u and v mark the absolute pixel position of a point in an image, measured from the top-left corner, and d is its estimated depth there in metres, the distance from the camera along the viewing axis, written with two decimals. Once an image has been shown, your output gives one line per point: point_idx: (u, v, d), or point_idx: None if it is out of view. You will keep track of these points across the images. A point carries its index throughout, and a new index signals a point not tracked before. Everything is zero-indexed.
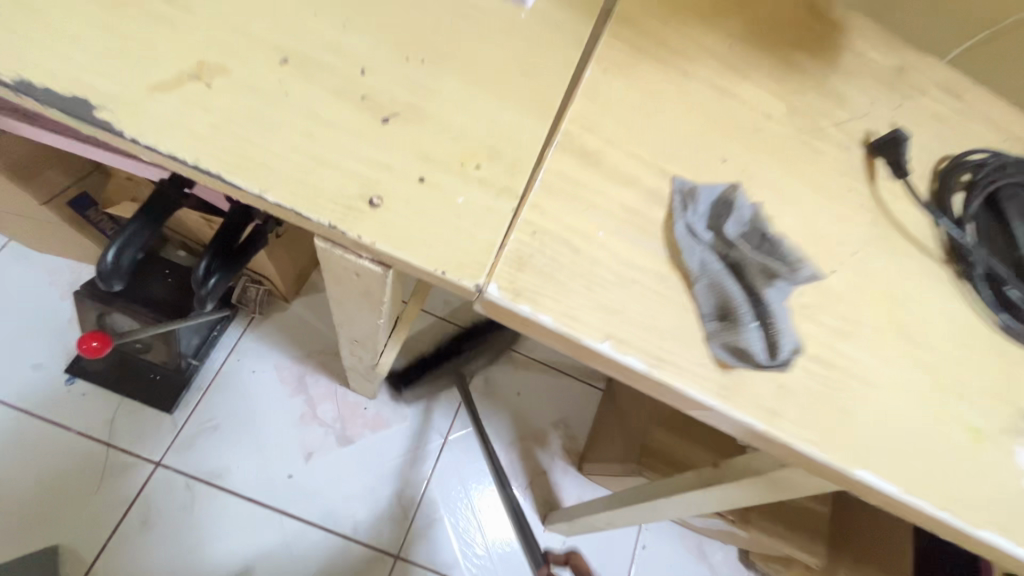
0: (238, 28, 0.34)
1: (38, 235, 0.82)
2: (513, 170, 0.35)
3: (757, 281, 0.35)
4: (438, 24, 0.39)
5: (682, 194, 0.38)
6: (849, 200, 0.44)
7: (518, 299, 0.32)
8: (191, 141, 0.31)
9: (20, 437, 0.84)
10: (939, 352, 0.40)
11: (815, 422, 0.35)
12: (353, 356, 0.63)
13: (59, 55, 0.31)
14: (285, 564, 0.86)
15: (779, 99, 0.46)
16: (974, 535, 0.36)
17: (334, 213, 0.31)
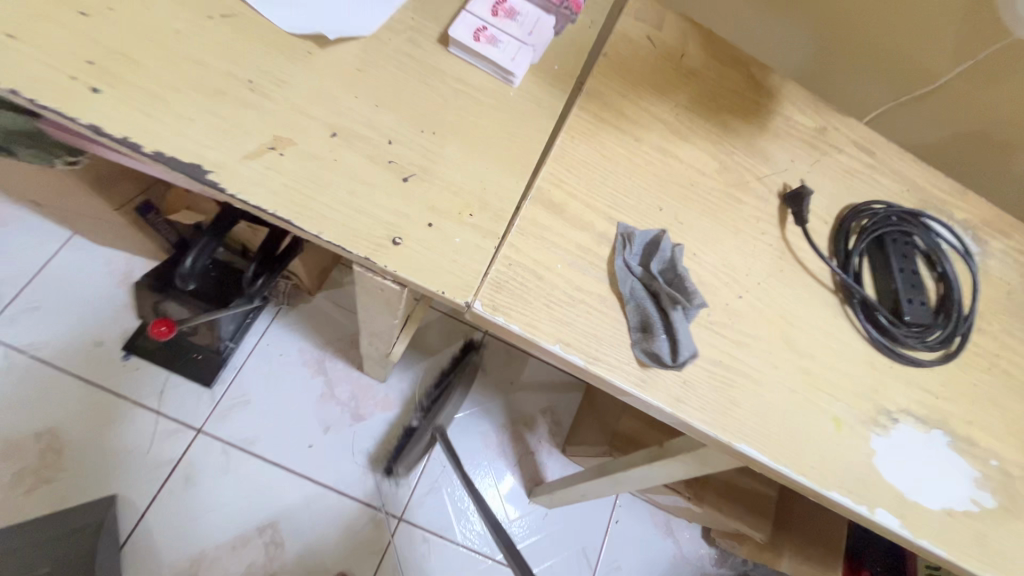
0: (301, 110, 0.47)
1: (103, 232, 0.96)
2: (498, 217, 0.48)
3: (668, 305, 0.48)
4: (447, 103, 0.51)
5: (623, 237, 0.50)
6: (761, 240, 0.56)
7: (495, 312, 0.45)
8: (271, 195, 0.44)
9: (82, 403, 0.98)
10: (817, 361, 0.53)
11: (710, 408, 0.48)
12: (370, 346, 0.77)
13: (178, 130, 0.44)
14: (304, 520, 1.00)
15: (712, 158, 0.58)
16: (826, 495, 0.49)
17: (368, 248, 0.44)
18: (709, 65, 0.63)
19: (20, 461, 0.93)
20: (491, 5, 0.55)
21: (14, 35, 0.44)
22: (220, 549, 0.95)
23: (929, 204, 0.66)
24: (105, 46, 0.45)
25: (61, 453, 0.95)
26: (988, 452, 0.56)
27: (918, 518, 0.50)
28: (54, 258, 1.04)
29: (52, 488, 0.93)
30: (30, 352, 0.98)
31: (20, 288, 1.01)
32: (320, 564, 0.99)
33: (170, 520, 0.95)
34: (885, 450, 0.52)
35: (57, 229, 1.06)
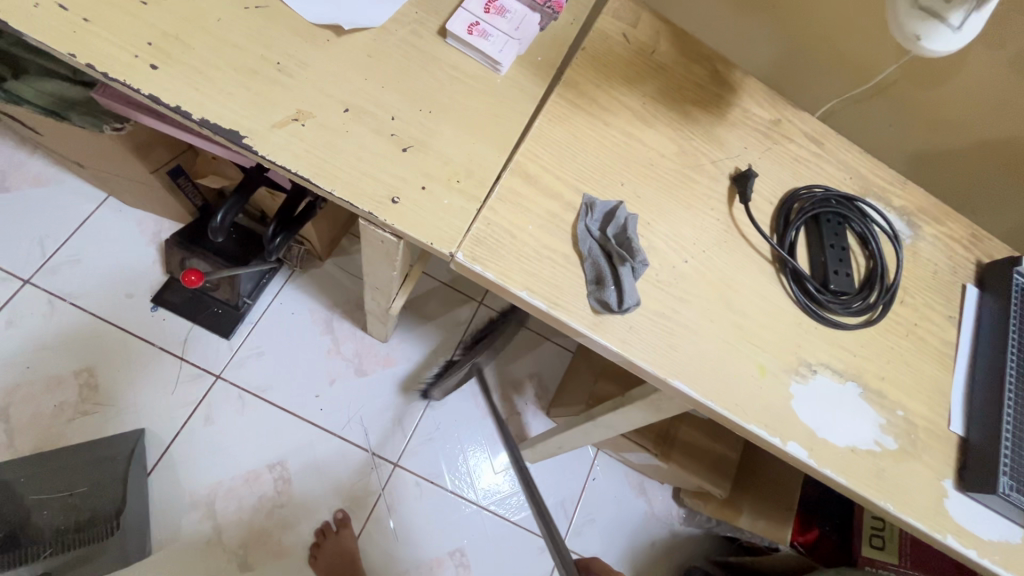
0: (320, 89, 0.57)
1: (137, 194, 1.06)
2: (480, 184, 0.58)
3: (619, 263, 0.57)
4: (442, 86, 0.61)
5: (586, 205, 0.60)
6: (710, 214, 0.65)
7: (474, 262, 0.55)
8: (293, 157, 0.54)
9: (115, 347, 1.09)
10: (750, 318, 0.62)
11: (650, 350, 0.58)
12: (373, 301, 0.87)
13: (219, 102, 0.54)
14: (311, 461, 1.12)
15: (672, 143, 0.67)
16: (746, 427, 0.58)
17: (371, 204, 0.54)
18: (677, 60, 0.71)
19: (62, 395, 1.05)
20: (484, 3, 0.64)
21: (89, 19, 0.54)
22: (234, 481, 1.07)
23: (869, 190, 0.74)
24: (161, 30, 0.55)
25: (96, 390, 1.07)
26: (896, 404, 0.65)
27: (825, 452, 0.60)
28: (91, 217, 1.15)
29: (88, 420, 1.05)
30: (69, 300, 1.10)
31: (61, 242, 1.12)
32: (323, 499, 1.10)
33: (191, 453, 1.07)
34: (802, 395, 0.61)
35: (94, 191, 1.17)
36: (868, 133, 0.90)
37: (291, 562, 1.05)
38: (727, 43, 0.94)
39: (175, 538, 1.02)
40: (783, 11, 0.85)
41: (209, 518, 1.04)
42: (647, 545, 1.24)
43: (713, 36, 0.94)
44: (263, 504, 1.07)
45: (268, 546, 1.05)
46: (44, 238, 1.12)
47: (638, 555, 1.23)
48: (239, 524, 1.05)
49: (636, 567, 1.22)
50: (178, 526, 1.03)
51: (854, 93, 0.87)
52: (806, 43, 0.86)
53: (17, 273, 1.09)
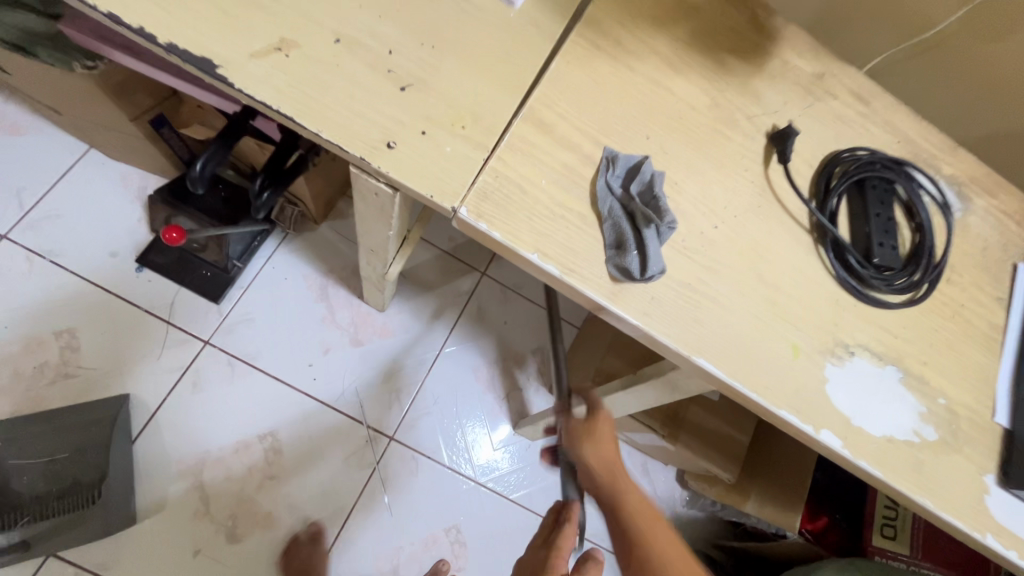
0: (307, 15, 0.50)
1: (118, 144, 0.99)
2: (489, 131, 0.51)
3: (642, 226, 0.51)
4: (448, 18, 0.53)
5: (607, 160, 0.53)
6: (743, 176, 0.58)
7: (479, 219, 0.48)
8: (275, 92, 0.47)
9: (99, 308, 1.04)
10: (783, 292, 0.56)
11: (673, 324, 0.52)
12: (368, 265, 0.81)
13: (190, 25, 0.47)
14: (303, 432, 1.07)
15: (704, 94, 0.60)
16: (774, 412, 0.53)
17: (364, 149, 0.47)
18: (711, 2, 0.64)
19: (41, 355, 1.00)
20: None
21: None
22: (223, 451, 1.03)
23: (918, 156, 0.67)
24: None
25: (78, 351, 1.01)
26: (938, 391, 0.59)
27: (860, 441, 0.54)
28: (72, 169, 1.08)
29: (69, 383, 1.00)
30: (50, 258, 1.04)
31: (40, 196, 1.06)
32: (314, 472, 1.06)
33: (178, 420, 1.03)
34: (837, 378, 0.55)
35: (74, 142, 1.10)
36: (910, 92, 0.83)
37: (281, 534, 1.02)
38: None
39: (161, 507, 0.98)
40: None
41: (196, 488, 1.00)
42: None
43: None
44: (253, 475, 1.03)
45: (257, 518, 1.01)
46: (22, 191, 1.05)
47: None
48: (228, 494, 1.01)
49: None
50: (165, 494, 0.99)
51: (898, 46, 0.79)
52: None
53: None
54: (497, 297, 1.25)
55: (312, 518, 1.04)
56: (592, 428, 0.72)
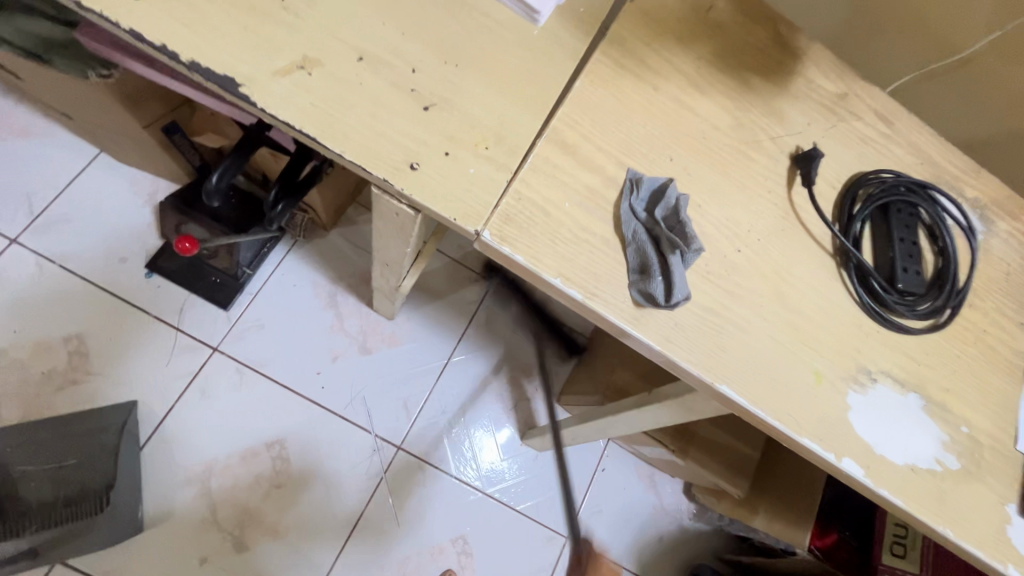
0: (330, 32, 0.49)
1: (130, 149, 0.99)
2: (512, 152, 0.50)
3: (666, 251, 0.50)
4: (471, 36, 0.52)
5: (631, 182, 0.52)
6: (767, 198, 0.58)
7: (502, 242, 0.48)
8: (297, 112, 0.46)
9: (107, 314, 1.03)
10: (806, 317, 0.55)
11: (697, 351, 0.51)
12: (381, 278, 0.80)
13: (212, 42, 0.46)
14: (310, 440, 1.07)
15: (728, 114, 0.59)
16: (797, 441, 0.52)
17: (387, 170, 0.47)
18: (735, 20, 0.63)
19: (49, 361, 0.99)
20: None
21: None
22: (230, 459, 1.03)
23: (941, 178, 0.66)
24: None
25: (86, 357, 1.01)
26: (960, 419, 0.58)
27: (883, 470, 0.54)
28: (82, 174, 1.08)
29: (76, 389, 0.99)
30: (59, 262, 1.03)
31: (50, 200, 1.05)
32: (322, 481, 1.05)
33: (185, 427, 1.02)
34: (859, 406, 0.55)
35: (85, 146, 1.09)
36: (936, 113, 0.82)
37: (288, 544, 1.01)
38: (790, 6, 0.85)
39: (169, 516, 0.98)
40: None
41: (203, 496, 1.00)
42: (655, 539, 1.20)
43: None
44: (260, 483, 1.03)
45: (265, 527, 1.01)
46: (32, 195, 1.05)
47: (644, 549, 1.19)
48: (235, 502, 1.01)
49: (643, 561, 1.18)
50: (173, 502, 0.99)
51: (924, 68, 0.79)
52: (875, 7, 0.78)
53: (4, 231, 1.02)
54: (505, 305, 1.24)
55: (318, 528, 1.03)
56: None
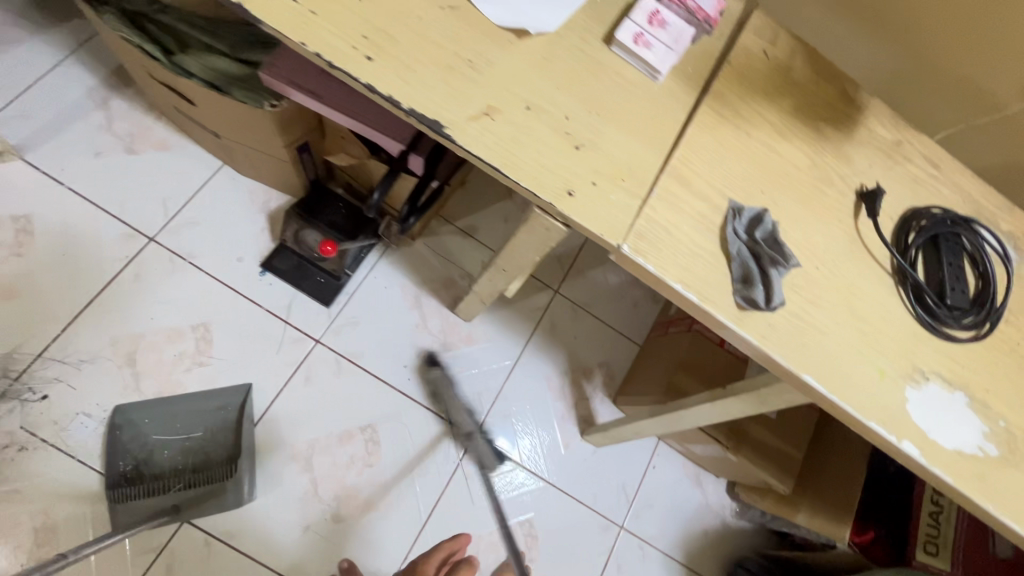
0: (506, 87, 0.63)
1: (259, 163, 1.13)
2: (641, 183, 0.63)
3: (766, 266, 0.63)
4: (609, 90, 0.66)
5: (734, 210, 0.66)
6: (838, 226, 0.70)
7: (638, 255, 0.61)
8: (486, 149, 0.60)
9: (226, 306, 1.17)
10: (871, 324, 0.68)
11: (787, 347, 0.63)
12: (490, 283, 0.93)
13: (423, 92, 0.60)
14: (397, 425, 1.19)
15: (805, 156, 0.72)
16: (865, 423, 0.64)
17: (551, 196, 0.60)
18: (811, 78, 0.76)
19: (180, 345, 1.13)
20: (648, 14, 0.69)
21: (315, 11, 0.59)
22: (330, 439, 1.15)
23: (980, 214, 0.78)
24: (374, 25, 0.61)
25: (210, 343, 1.14)
26: (998, 415, 0.69)
27: (936, 453, 0.65)
28: (208, 183, 1.22)
29: (201, 371, 1.12)
30: (189, 259, 1.17)
31: (182, 205, 1.20)
32: (407, 463, 1.18)
33: (291, 409, 1.15)
34: (915, 399, 0.66)
35: (211, 158, 1.24)
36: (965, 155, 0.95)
37: (378, 517, 1.13)
38: (843, 61, 0.96)
39: (277, 487, 1.10)
40: (908, 40, 0.88)
41: (306, 471, 1.12)
42: (700, 532, 1.31)
43: (825, 46, 0.96)
44: (354, 462, 1.15)
45: (358, 502, 1.13)
46: (167, 199, 1.19)
47: (691, 541, 1.30)
48: (334, 477, 1.13)
49: (689, 553, 1.29)
50: (280, 475, 1.11)
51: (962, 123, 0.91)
52: (923, 75, 0.90)
53: (143, 230, 1.17)
54: (568, 312, 1.37)
55: (403, 505, 1.15)
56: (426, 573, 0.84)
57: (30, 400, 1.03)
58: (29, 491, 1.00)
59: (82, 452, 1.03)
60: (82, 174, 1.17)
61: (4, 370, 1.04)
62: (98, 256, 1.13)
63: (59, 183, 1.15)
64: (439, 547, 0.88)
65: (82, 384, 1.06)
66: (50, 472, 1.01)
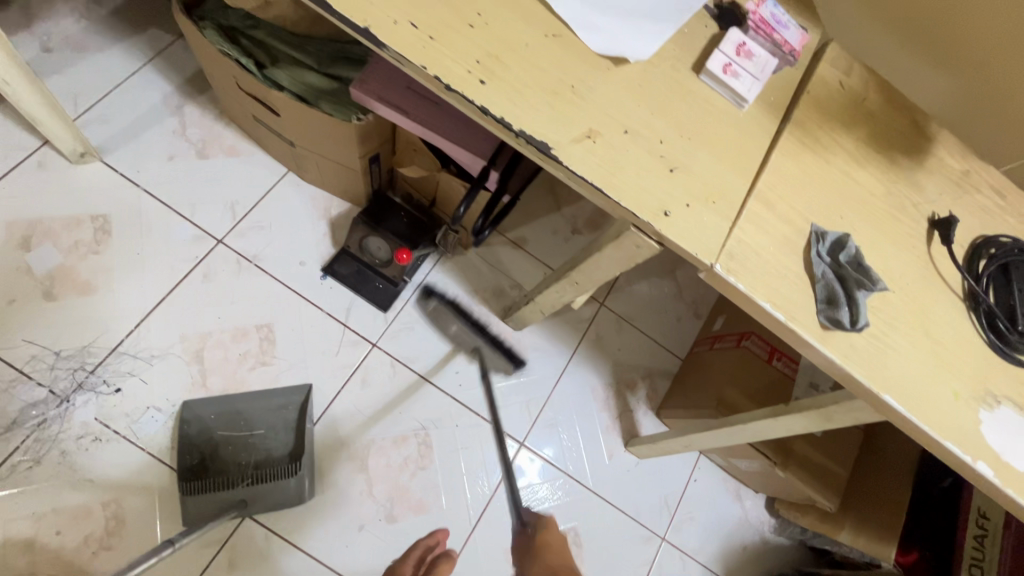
0: (605, 111, 0.66)
1: (327, 172, 1.18)
2: (731, 206, 0.67)
3: (852, 288, 0.66)
4: (699, 116, 0.69)
5: (816, 234, 0.69)
6: (913, 251, 0.73)
7: (728, 273, 0.64)
8: (589, 170, 0.63)
9: (289, 308, 1.21)
10: (946, 347, 0.70)
11: (868, 367, 0.66)
12: (556, 294, 0.97)
13: (531, 115, 0.64)
14: (449, 430, 1.22)
15: (881, 184, 0.75)
16: (942, 444, 0.66)
17: (649, 215, 0.64)
18: (884, 109, 0.79)
19: (245, 345, 1.17)
20: (736, 46, 0.72)
21: (433, 37, 0.64)
22: (385, 441, 1.18)
23: None
24: (486, 50, 0.65)
25: (273, 343, 1.18)
26: None
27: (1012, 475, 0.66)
28: (273, 189, 1.27)
29: (265, 370, 1.16)
30: (255, 261, 1.21)
31: (249, 209, 1.24)
32: (458, 467, 1.21)
33: (348, 411, 1.18)
34: (989, 421, 0.68)
35: (276, 165, 1.29)
36: None
37: (429, 519, 1.16)
38: (905, 84, 0.93)
39: (333, 487, 1.13)
40: (981, 73, 0.85)
41: (361, 471, 1.16)
42: (740, 547, 1.32)
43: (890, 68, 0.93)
44: (407, 465, 1.18)
45: (411, 503, 1.16)
46: (235, 204, 1.24)
47: (731, 555, 1.31)
48: (388, 478, 1.16)
49: (729, 567, 1.30)
50: (337, 475, 1.14)
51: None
52: (1003, 110, 0.86)
53: (212, 233, 1.21)
54: (613, 324, 1.40)
55: (454, 508, 1.18)
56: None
57: (104, 392, 1.07)
58: (101, 481, 1.04)
59: (152, 444, 1.07)
60: (157, 177, 1.21)
61: (81, 362, 1.08)
62: (170, 256, 1.18)
63: (135, 185, 1.20)
64: None
65: (153, 378, 1.10)
66: (122, 462, 1.05)
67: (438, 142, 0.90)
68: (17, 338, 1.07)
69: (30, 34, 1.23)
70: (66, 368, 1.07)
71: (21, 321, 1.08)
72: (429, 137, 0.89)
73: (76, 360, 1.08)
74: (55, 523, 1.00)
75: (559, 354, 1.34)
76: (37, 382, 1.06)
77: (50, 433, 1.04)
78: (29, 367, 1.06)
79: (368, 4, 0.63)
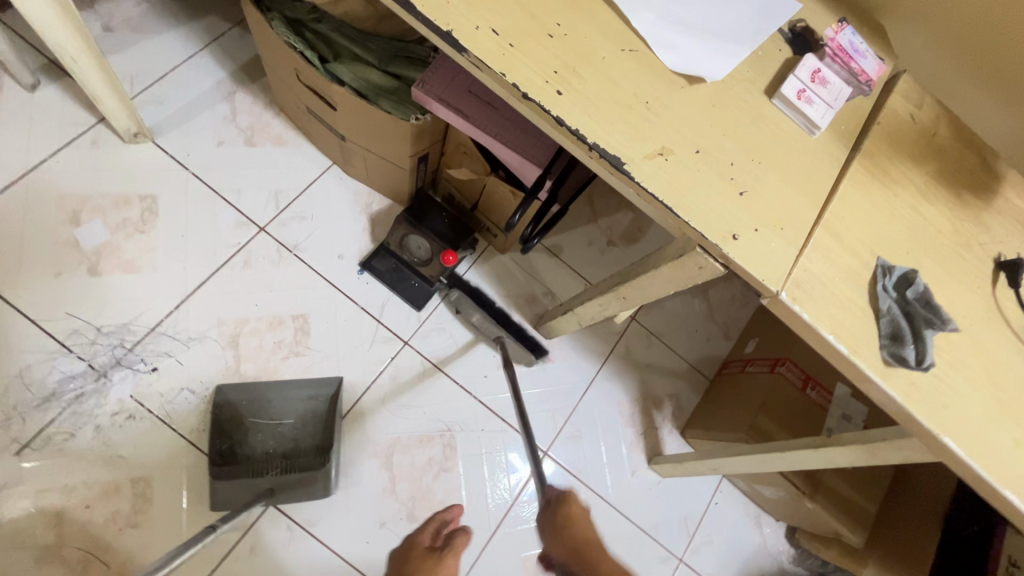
0: (678, 130, 0.66)
1: (374, 168, 1.18)
2: (799, 233, 0.66)
3: (920, 326, 0.65)
4: (770, 141, 0.69)
5: (883, 268, 0.68)
6: (977, 292, 0.72)
7: (793, 302, 0.64)
8: (660, 188, 0.63)
9: (325, 300, 1.21)
10: (1008, 393, 0.68)
11: (929, 407, 0.64)
12: (599, 306, 0.96)
13: (605, 130, 0.64)
14: (472, 432, 1.22)
15: (948, 221, 0.74)
16: (1001, 492, 0.64)
17: (717, 237, 0.63)
18: (954, 145, 0.78)
19: (280, 333, 1.17)
20: (811, 72, 0.71)
21: (513, 45, 0.64)
22: (411, 439, 1.18)
23: None
24: (564, 61, 0.65)
25: (307, 334, 1.18)
26: None
27: None
28: (317, 180, 1.27)
29: (300, 360, 1.17)
30: (296, 251, 1.22)
31: (292, 199, 1.25)
32: (480, 472, 1.20)
33: (376, 408, 1.18)
34: None
35: (322, 158, 1.29)
36: None
37: None
38: (973, 119, 0.91)
39: (358, 482, 1.13)
40: None
41: (385, 468, 1.15)
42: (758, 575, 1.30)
43: (960, 102, 0.90)
44: (431, 465, 1.18)
45: (432, 504, 1.16)
46: (279, 192, 1.25)
47: None
48: (410, 477, 1.16)
49: None
50: (361, 470, 1.14)
51: None
52: None
53: (255, 220, 1.22)
54: (643, 338, 1.39)
55: (475, 513, 1.17)
56: (420, 544, 0.76)
57: (140, 370, 1.09)
58: (133, 459, 1.04)
59: (184, 426, 1.08)
60: (205, 161, 1.23)
61: (120, 340, 1.09)
62: (214, 240, 1.19)
63: (183, 168, 1.21)
64: (433, 517, 0.79)
65: (189, 361, 1.11)
66: (153, 442, 1.06)
67: (496, 148, 0.90)
68: (60, 312, 1.08)
69: (92, 12, 1.25)
70: (105, 344, 1.09)
71: (66, 295, 1.09)
72: (487, 142, 0.89)
73: (115, 337, 1.09)
74: (85, 497, 1.01)
75: (588, 365, 1.33)
76: (77, 356, 1.07)
77: (87, 407, 1.05)
78: (70, 341, 1.07)
79: (451, 9, 0.63)
